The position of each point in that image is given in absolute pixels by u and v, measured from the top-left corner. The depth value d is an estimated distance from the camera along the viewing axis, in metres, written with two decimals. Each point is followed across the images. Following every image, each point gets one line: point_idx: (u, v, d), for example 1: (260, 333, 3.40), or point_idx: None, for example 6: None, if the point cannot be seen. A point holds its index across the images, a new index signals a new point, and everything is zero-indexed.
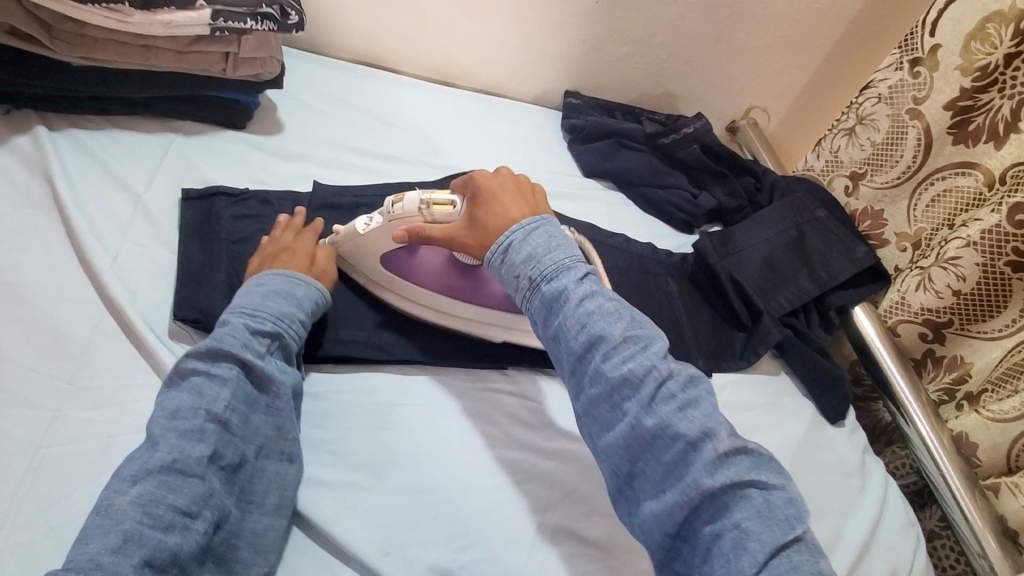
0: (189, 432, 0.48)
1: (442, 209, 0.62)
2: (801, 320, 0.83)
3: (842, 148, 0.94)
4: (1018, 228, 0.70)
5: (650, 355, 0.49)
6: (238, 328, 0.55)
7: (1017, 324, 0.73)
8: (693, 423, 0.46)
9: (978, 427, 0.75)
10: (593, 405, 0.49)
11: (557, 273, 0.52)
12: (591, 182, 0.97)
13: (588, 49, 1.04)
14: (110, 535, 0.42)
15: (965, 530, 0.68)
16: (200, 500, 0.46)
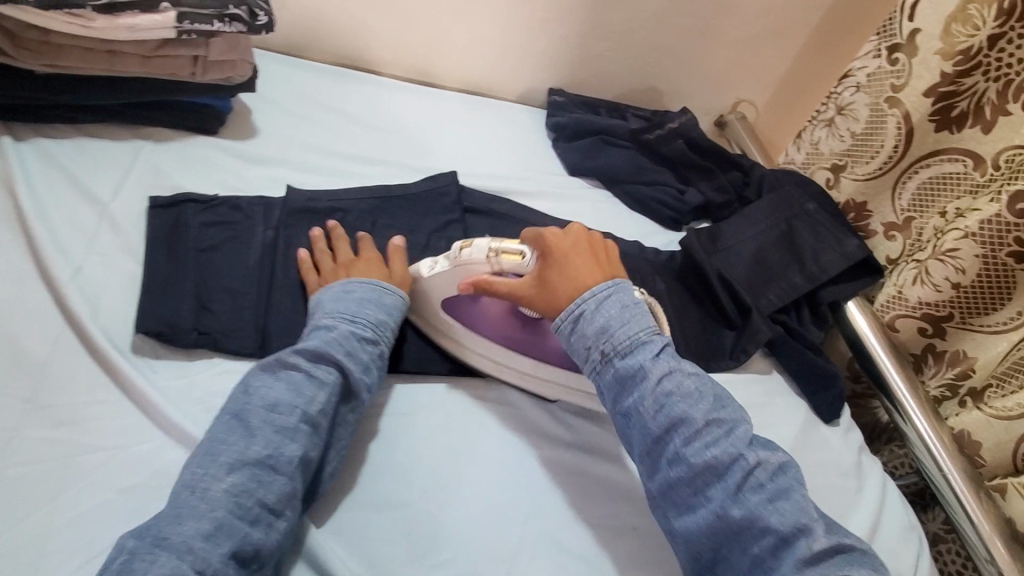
0: (285, 430, 0.50)
1: (511, 259, 0.60)
2: (791, 317, 0.81)
3: (823, 139, 0.92)
4: (1018, 218, 0.67)
5: (733, 441, 0.52)
6: (341, 334, 0.57)
7: None
8: (783, 515, 0.49)
9: (981, 425, 0.72)
10: (674, 486, 0.52)
11: (631, 350, 0.55)
12: (577, 181, 0.95)
13: (570, 46, 1.02)
14: (204, 518, 0.44)
15: (969, 533, 0.65)
16: (287, 498, 0.48)
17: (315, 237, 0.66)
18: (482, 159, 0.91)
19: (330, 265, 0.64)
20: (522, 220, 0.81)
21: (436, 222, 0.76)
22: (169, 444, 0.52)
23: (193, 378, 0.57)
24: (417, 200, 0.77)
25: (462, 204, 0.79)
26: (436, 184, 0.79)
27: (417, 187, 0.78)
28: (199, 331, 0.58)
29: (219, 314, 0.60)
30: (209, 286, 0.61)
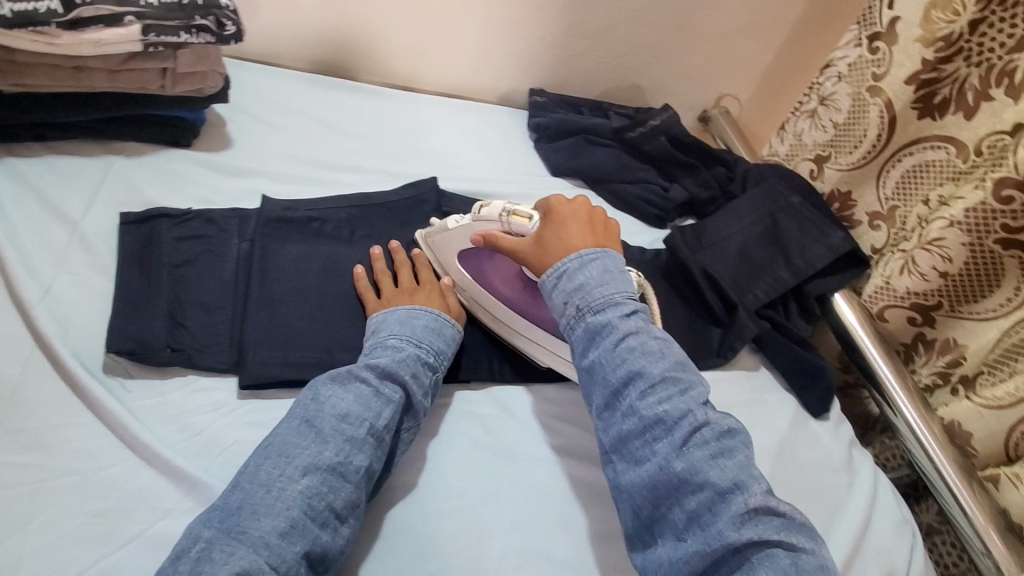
0: (355, 440, 0.52)
1: (519, 220, 0.63)
2: (778, 312, 0.81)
3: (805, 131, 0.93)
4: (1005, 204, 0.67)
5: (686, 400, 0.51)
6: (408, 356, 0.59)
7: (1013, 302, 0.69)
8: (723, 472, 0.47)
9: (972, 416, 0.72)
10: (625, 439, 0.51)
11: (604, 307, 0.55)
12: (559, 181, 0.94)
13: (548, 46, 1.01)
14: (281, 516, 0.46)
15: (966, 526, 0.64)
16: (352, 507, 0.49)
17: (376, 256, 0.68)
18: (463, 163, 0.89)
19: (390, 286, 0.66)
20: None
21: (416, 229, 0.75)
22: (141, 466, 0.51)
23: (166, 398, 0.56)
24: (398, 208, 0.75)
25: (442, 209, 0.78)
26: (416, 191, 0.77)
27: (396, 193, 0.76)
28: (172, 348, 0.57)
29: (193, 331, 0.59)
30: (183, 301, 0.60)
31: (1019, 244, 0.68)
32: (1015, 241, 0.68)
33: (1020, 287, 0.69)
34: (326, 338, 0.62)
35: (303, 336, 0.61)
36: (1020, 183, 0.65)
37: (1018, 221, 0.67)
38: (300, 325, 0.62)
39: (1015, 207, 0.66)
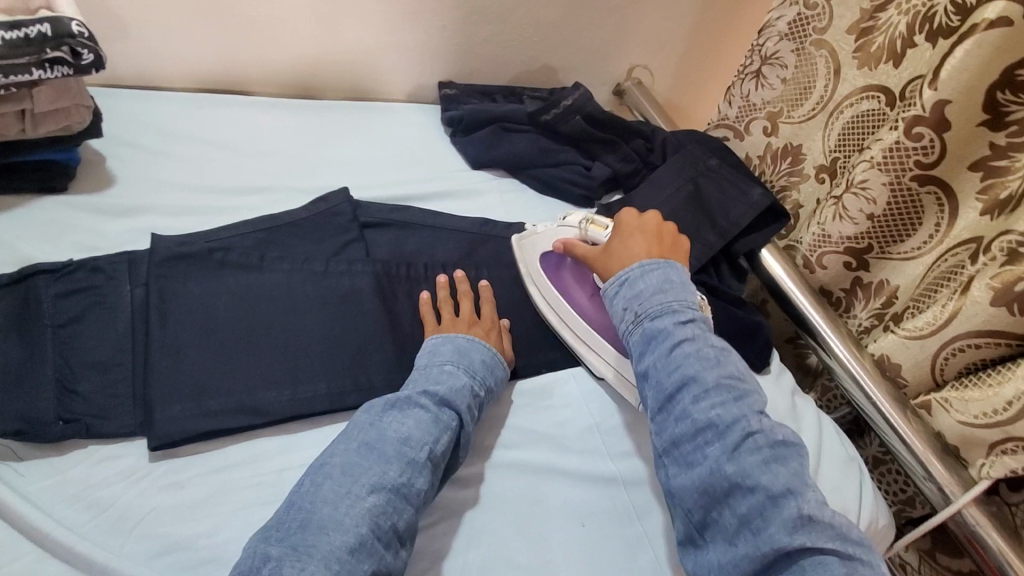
0: (416, 463, 0.52)
1: (596, 230, 0.71)
2: (711, 275, 0.82)
3: (752, 91, 0.93)
4: (917, 142, 0.67)
5: (741, 406, 0.52)
6: (464, 386, 0.59)
7: (935, 239, 0.69)
8: (777, 478, 0.48)
9: (898, 347, 0.69)
10: (677, 442, 0.53)
11: (660, 312, 0.58)
12: (482, 174, 0.92)
13: (452, 35, 0.98)
14: (350, 531, 0.46)
15: (906, 457, 0.65)
16: (411, 530, 0.50)
17: (442, 283, 0.69)
18: (377, 168, 0.85)
19: (451, 314, 0.66)
20: (429, 225, 0.77)
21: (334, 244, 0.70)
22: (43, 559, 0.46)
23: (67, 475, 0.51)
24: (308, 226, 0.71)
25: (360, 220, 0.74)
26: (327, 206, 0.73)
27: (305, 211, 0.72)
28: (66, 419, 0.52)
29: (89, 396, 0.53)
30: (74, 365, 0.55)
31: (936, 181, 0.68)
32: (930, 177, 0.68)
33: (939, 223, 0.69)
34: (249, 378, 0.57)
35: (219, 381, 0.56)
36: (931, 121, 0.65)
37: (930, 157, 0.67)
38: (212, 369, 0.57)
39: (925, 144, 0.66)
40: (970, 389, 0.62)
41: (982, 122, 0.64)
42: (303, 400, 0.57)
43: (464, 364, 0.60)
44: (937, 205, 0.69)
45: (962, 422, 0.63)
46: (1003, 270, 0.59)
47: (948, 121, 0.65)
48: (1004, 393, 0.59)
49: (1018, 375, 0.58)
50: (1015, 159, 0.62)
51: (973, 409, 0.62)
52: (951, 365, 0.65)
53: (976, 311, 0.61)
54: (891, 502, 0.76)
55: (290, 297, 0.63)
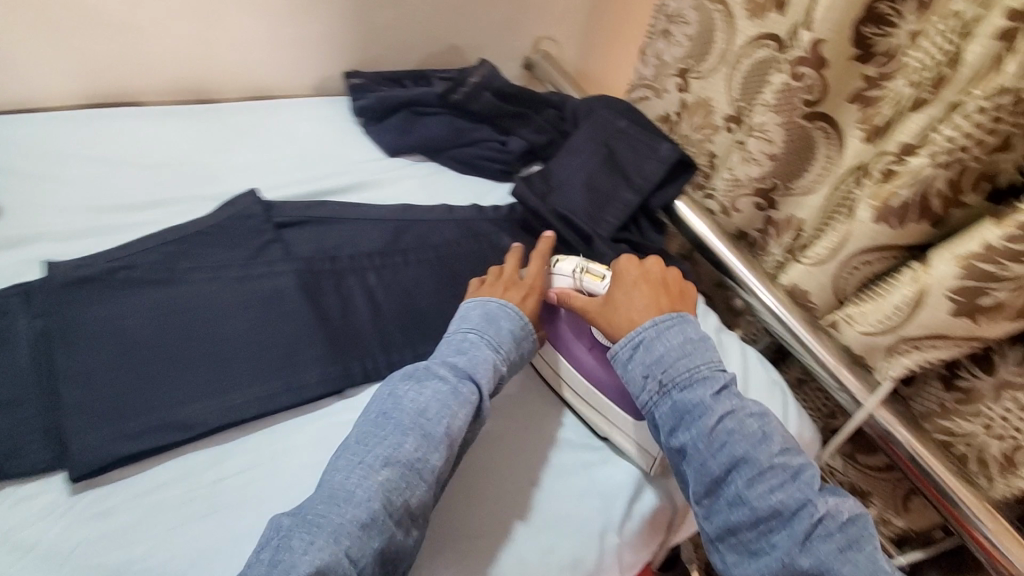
0: (432, 439, 0.52)
1: (592, 279, 0.68)
2: (633, 232, 0.86)
3: (664, 50, 0.94)
4: (800, 80, 0.70)
5: (800, 487, 0.53)
6: (486, 358, 0.59)
7: (828, 170, 0.74)
8: (853, 565, 0.49)
9: (804, 275, 0.73)
10: (736, 529, 0.53)
11: (690, 383, 0.57)
12: (399, 161, 0.90)
13: (348, 23, 0.96)
14: (363, 507, 0.48)
15: (819, 370, 0.71)
16: (423, 505, 0.51)
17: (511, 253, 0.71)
18: (287, 166, 0.83)
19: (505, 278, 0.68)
20: (347, 217, 0.76)
21: (249, 248, 0.68)
22: None
23: None
24: (217, 233, 0.68)
25: (274, 221, 0.72)
26: (234, 210, 0.70)
27: (212, 218, 0.69)
28: None
29: None
30: None
31: (823, 116, 0.72)
32: (817, 113, 0.72)
33: (830, 155, 0.73)
34: (173, 393, 0.55)
35: (137, 401, 0.54)
36: (811, 60, 0.68)
37: (813, 94, 0.70)
38: (129, 387, 0.55)
39: (808, 82, 0.70)
40: (867, 300, 0.67)
41: (855, 57, 0.67)
42: (232, 407, 0.56)
43: (486, 332, 0.60)
44: (827, 139, 0.73)
45: (864, 333, 0.67)
46: (879, 188, 0.61)
47: (825, 59, 0.68)
48: (893, 301, 0.62)
49: (902, 283, 0.61)
50: (885, 88, 0.66)
51: (870, 318, 0.66)
52: (851, 282, 0.69)
53: (862, 231, 0.63)
54: (819, 418, 0.81)
55: (207, 307, 0.61)
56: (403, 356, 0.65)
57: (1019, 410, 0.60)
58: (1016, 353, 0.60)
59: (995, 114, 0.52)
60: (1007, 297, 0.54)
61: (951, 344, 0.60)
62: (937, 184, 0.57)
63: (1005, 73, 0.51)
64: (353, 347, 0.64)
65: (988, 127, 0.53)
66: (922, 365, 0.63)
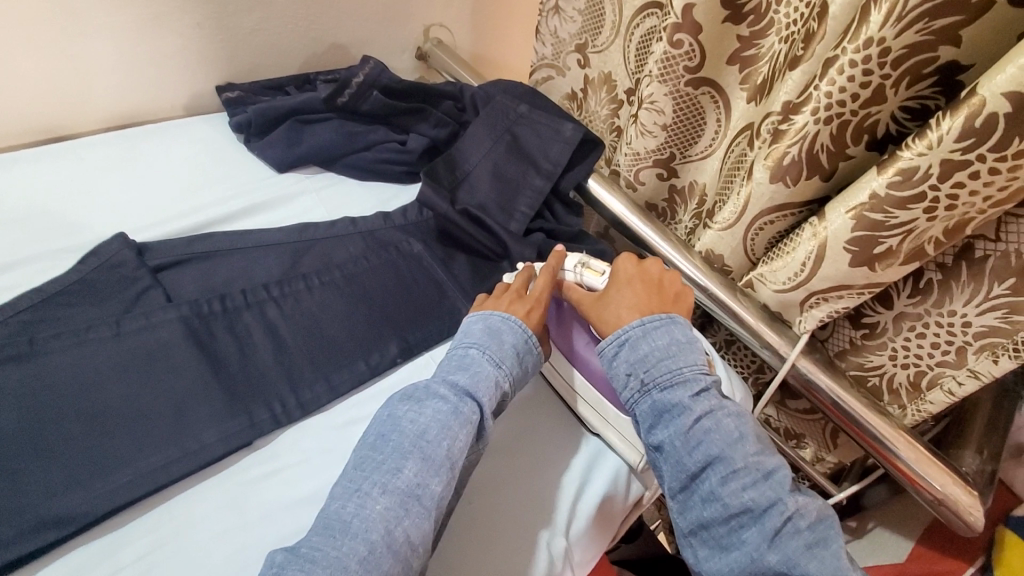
0: (433, 463, 0.50)
1: (592, 275, 0.68)
2: (547, 218, 0.85)
3: (559, 27, 0.92)
4: (681, 49, 0.69)
5: (773, 485, 0.51)
6: (488, 375, 0.56)
7: (720, 133, 0.75)
8: (821, 564, 0.48)
9: (717, 240, 0.74)
10: (708, 524, 0.52)
11: (671, 382, 0.56)
12: (293, 176, 0.84)
13: (211, 32, 0.86)
14: (360, 539, 0.45)
15: (742, 331, 0.72)
16: (425, 535, 0.47)
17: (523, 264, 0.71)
18: (162, 200, 0.75)
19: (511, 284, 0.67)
20: (238, 248, 0.70)
21: (123, 301, 0.61)
22: None
23: None
24: (82, 290, 0.60)
25: (151, 264, 0.65)
26: (101, 261, 0.63)
27: (74, 273, 0.61)
28: None
29: None
30: None
31: (706, 81, 0.72)
32: (700, 79, 0.72)
33: (720, 118, 0.75)
34: (43, 486, 0.49)
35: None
36: (687, 26, 0.67)
37: (694, 61, 0.70)
38: None
39: (687, 49, 0.69)
40: (776, 260, 0.67)
41: (727, 18, 0.67)
42: (116, 489, 0.50)
43: (486, 347, 0.58)
44: (713, 103, 0.74)
45: (776, 290, 0.68)
46: (771, 149, 0.61)
47: (700, 24, 0.66)
48: (797, 257, 0.63)
49: (804, 239, 0.62)
50: (761, 46, 0.67)
51: (780, 277, 0.67)
52: (758, 241, 0.70)
53: (761, 192, 0.64)
54: (750, 373, 0.83)
55: (78, 379, 0.54)
56: (316, 392, 0.61)
57: (918, 337, 0.63)
58: (909, 285, 0.62)
59: (864, 67, 0.51)
60: (897, 243, 0.55)
61: (855, 293, 0.61)
62: (822, 138, 0.57)
63: (869, 22, 0.49)
64: (260, 391, 0.59)
65: (860, 81, 0.52)
66: (834, 315, 0.65)
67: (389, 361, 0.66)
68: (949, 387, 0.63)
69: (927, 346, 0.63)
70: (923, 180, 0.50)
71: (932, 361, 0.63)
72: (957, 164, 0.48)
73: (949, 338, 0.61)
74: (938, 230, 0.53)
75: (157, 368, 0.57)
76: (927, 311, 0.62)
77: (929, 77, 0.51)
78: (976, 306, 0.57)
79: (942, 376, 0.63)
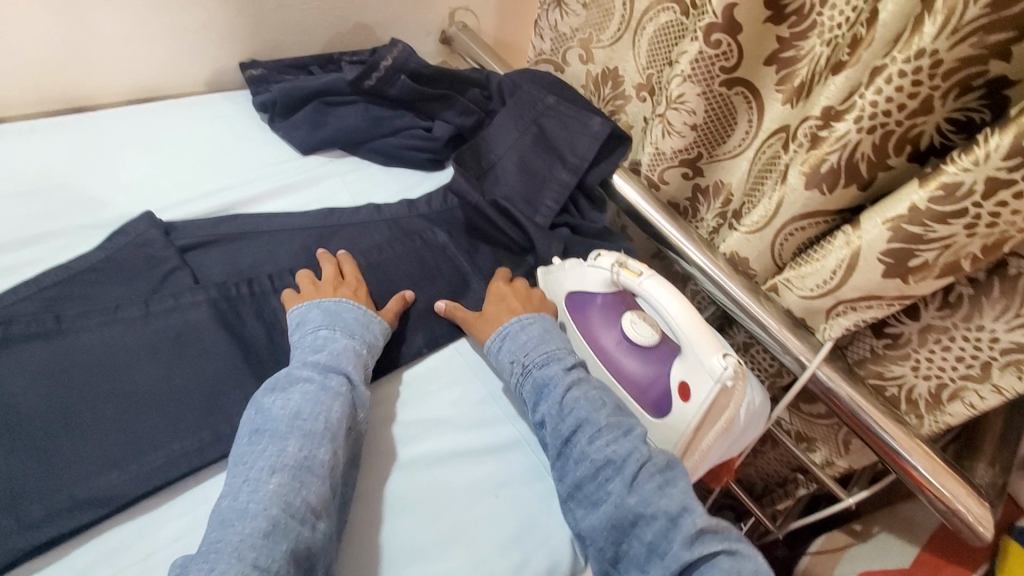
0: (314, 434, 0.51)
1: (628, 274, 0.64)
2: (573, 214, 0.84)
3: (560, 20, 0.94)
4: (717, 49, 0.68)
5: (630, 439, 0.56)
6: (345, 348, 0.58)
7: (752, 133, 0.74)
8: (672, 499, 0.52)
9: (743, 242, 0.74)
10: (581, 484, 0.55)
11: (547, 361, 0.61)
12: (317, 159, 0.83)
13: (235, 8, 0.85)
14: (260, 517, 0.45)
15: (764, 336, 0.71)
16: (325, 499, 0.49)
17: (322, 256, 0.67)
18: (186, 178, 0.74)
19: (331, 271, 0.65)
20: (263, 231, 0.69)
21: (150, 282, 0.60)
22: None
23: None
24: (111, 268, 0.60)
25: (177, 244, 0.64)
26: (128, 240, 0.62)
27: (102, 251, 0.61)
28: None
29: None
30: None
31: (741, 81, 0.71)
32: (735, 79, 0.71)
33: (752, 118, 0.74)
34: (79, 465, 0.49)
35: (33, 483, 0.47)
36: (725, 26, 0.66)
37: (731, 60, 0.69)
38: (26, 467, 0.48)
39: (725, 49, 0.68)
40: (804, 266, 0.67)
41: (768, 18, 0.66)
42: (150, 471, 0.50)
43: (337, 325, 0.60)
44: (746, 102, 0.73)
45: (804, 296, 0.69)
46: (808, 155, 0.61)
47: (739, 23, 0.66)
48: (828, 265, 0.63)
49: (836, 246, 0.62)
50: (800, 48, 0.66)
51: (808, 284, 0.67)
52: (787, 247, 0.70)
53: (794, 198, 0.64)
54: (766, 377, 0.83)
55: (108, 360, 0.54)
56: None
57: (943, 350, 0.64)
58: (938, 297, 0.63)
59: (914, 77, 0.50)
60: (934, 257, 0.55)
61: (885, 304, 0.62)
62: (863, 148, 0.57)
63: (923, 33, 0.49)
64: None
65: (908, 92, 0.51)
66: (860, 324, 0.65)
67: (414, 352, 0.66)
68: (971, 400, 0.63)
69: (951, 360, 0.63)
70: (967, 195, 0.50)
71: (954, 374, 0.64)
72: (1003, 182, 0.48)
73: (975, 352, 0.61)
74: (977, 247, 0.52)
75: (189, 351, 0.56)
76: (954, 324, 0.62)
77: (977, 89, 0.51)
78: (1007, 322, 0.58)
79: (963, 389, 0.63)
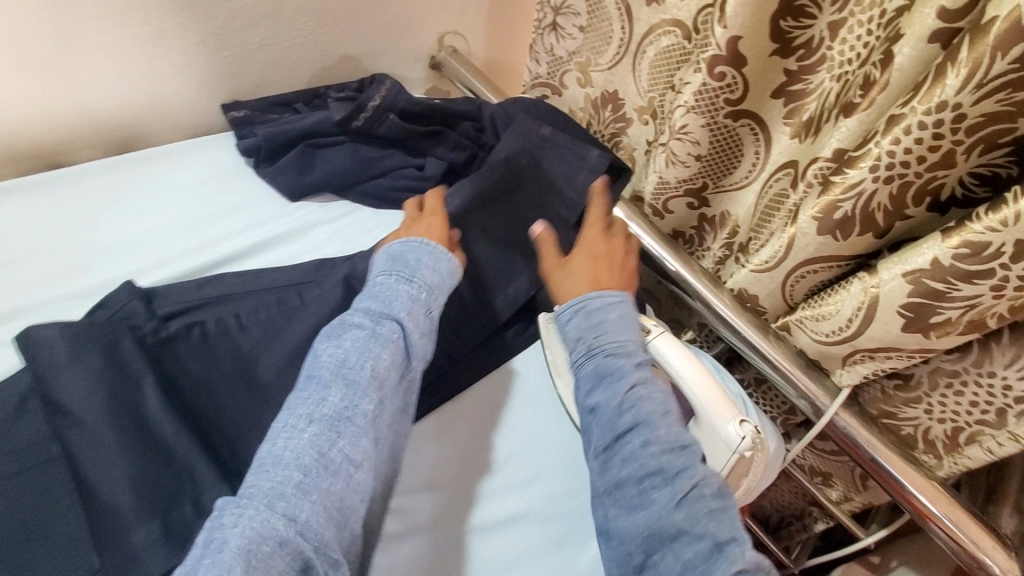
0: (358, 386, 0.50)
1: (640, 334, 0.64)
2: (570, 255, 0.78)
3: (555, 44, 0.90)
4: (723, 82, 0.64)
5: (687, 454, 0.53)
6: (404, 295, 0.57)
7: (759, 165, 0.71)
8: (721, 526, 0.48)
9: (752, 282, 0.70)
10: (622, 483, 0.53)
11: (616, 350, 0.59)
12: (306, 205, 0.80)
13: (215, 51, 0.81)
14: (294, 466, 0.45)
15: (776, 375, 0.69)
16: (363, 451, 0.49)
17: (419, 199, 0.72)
18: (169, 234, 0.71)
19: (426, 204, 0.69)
20: (249, 290, 0.65)
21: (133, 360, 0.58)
22: None
23: None
24: None
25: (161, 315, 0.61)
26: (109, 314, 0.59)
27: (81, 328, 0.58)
28: None
29: None
30: None
31: (748, 113, 0.67)
32: (741, 112, 0.67)
33: (758, 151, 0.70)
34: (68, 571, 0.47)
35: None
36: (729, 58, 0.62)
37: (736, 93, 0.65)
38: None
39: (730, 82, 0.64)
40: (818, 308, 0.64)
41: (774, 51, 0.62)
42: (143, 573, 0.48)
43: (397, 271, 0.58)
44: (753, 135, 0.69)
45: (818, 341, 0.65)
46: (818, 200, 0.57)
47: (744, 56, 0.62)
48: (844, 312, 0.60)
49: (851, 293, 0.59)
50: (809, 81, 0.62)
51: (823, 328, 0.64)
52: (798, 289, 0.66)
53: (807, 243, 0.61)
54: (776, 413, 0.81)
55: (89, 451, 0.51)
56: None
57: (955, 395, 0.61)
58: None
59: (934, 130, 0.47)
60: (958, 314, 0.52)
61: (905, 355, 0.58)
62: (879, 198, 0.53)
63: (945, 84, 0.45)
64: None
65: (929, 143, 0.48)
66: (878, 372, 0.62)
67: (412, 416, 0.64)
68: (987, 445, 0.60)
69: (965, 404, 0.60)
70: (994, 257, 0.47)
71: (970, 419, 0.61)
72: None
73: (989, 398, 0.58)
74: (1003, 307, 0.49)
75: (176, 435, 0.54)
76: (965, 369, 0.60)
77: (1004, 147, 0.47)
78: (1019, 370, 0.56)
79: (979, 433, 0.60)
